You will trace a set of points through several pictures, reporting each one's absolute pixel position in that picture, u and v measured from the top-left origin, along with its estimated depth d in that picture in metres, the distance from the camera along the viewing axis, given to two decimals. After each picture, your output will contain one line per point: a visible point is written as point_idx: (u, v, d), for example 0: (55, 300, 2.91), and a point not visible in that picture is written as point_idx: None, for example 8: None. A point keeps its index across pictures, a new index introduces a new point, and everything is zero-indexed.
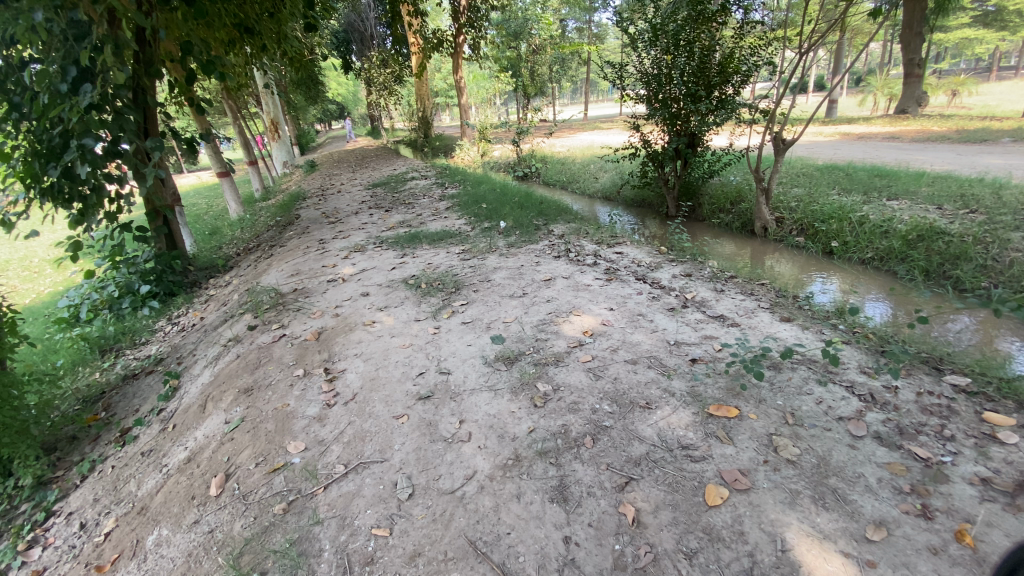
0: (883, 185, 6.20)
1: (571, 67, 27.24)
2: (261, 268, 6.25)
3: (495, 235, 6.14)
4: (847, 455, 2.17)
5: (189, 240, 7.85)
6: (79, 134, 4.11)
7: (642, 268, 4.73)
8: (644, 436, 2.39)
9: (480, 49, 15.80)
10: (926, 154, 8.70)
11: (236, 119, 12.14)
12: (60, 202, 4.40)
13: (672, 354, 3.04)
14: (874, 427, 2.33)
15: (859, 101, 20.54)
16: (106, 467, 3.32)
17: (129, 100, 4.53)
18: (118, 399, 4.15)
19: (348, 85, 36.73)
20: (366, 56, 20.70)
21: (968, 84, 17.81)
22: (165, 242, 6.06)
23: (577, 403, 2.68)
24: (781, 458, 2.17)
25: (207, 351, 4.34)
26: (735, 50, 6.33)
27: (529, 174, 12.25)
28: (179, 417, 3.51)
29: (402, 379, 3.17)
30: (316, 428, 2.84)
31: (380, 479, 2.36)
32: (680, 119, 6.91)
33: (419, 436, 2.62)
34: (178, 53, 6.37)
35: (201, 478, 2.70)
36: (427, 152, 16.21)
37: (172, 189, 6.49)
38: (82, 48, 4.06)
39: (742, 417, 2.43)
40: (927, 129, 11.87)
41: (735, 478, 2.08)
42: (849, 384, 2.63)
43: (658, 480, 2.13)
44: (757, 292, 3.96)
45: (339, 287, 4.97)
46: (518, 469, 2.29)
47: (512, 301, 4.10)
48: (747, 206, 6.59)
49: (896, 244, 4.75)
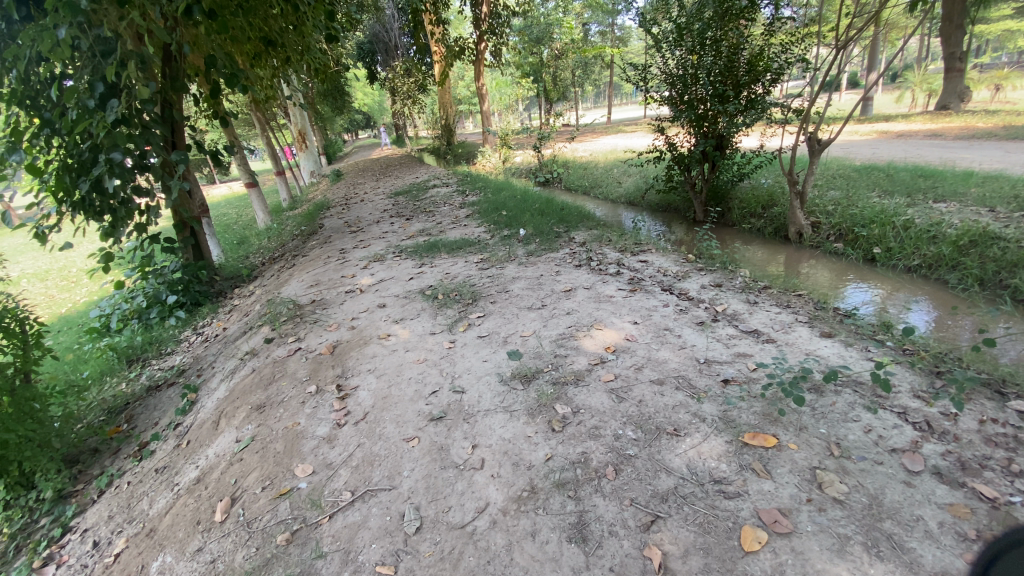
0: (928, 186, 5.82)
1: (594, 72, 27.09)
2: (283, 278, 6.25)
3: (514, 243, 6.00)
4: (902, 494, 1.93)
5: (216, 249, 7.94)
6: (107, 149, 4.09)
7: (668, 277, 4.50)
8: (671, 468, 2.19)
9: (501, 55, 15.75)
10: (971, 152, 8.19)
11: (264, 130, 12.39)
12: (91, 215, 4.42)
13: (702, 373, 2.82)
14: (932, 460, 2.08)
15: (896, 99, 19.72)
16: (123, 483, 3.26)
17: (156, 114, 4.52)
18: (140, 411, 4.13)
19: (373, 95, 37.50)
20: (389, 66, 20.94)
21: (1013, 77, 16.88)
22: (192, 252, 6.11)
23: (599, 428, 2.50)
24: (827, 496, 1.94)
25: (225, 364, 4.30)
26: (766, 47, 6.04)
27: (552, 179, 12.09)
28: (194, 433, 3.45)
29: (415, 398, 3.04)
30: (325, 450, 2.73)
31: (387, 509, 2.22)
32: (707, 121, 6.67)
33: (429, 462, 2.48)
34: (202, 64, 6.40)
35: (208, 501, 2.60)
36: (449, 160, 16.24)
37: (199, 200, 6.57)
38: (107, 64, 4.02)
39: (781, 447, 2.20)
40: (971, 126, 11.24)
41: (774, 519, 1.86)
42: (901, 410, 2.37)
43: (687, 519, 1.93)
44: (793, 304, 3.69)
45: (357, 299, 4.90)
46: (533, 502, 2.12)
47: (531, 313, 3.94)
48: (780, 210, 6.27)
49: (946, 250, 4.40)
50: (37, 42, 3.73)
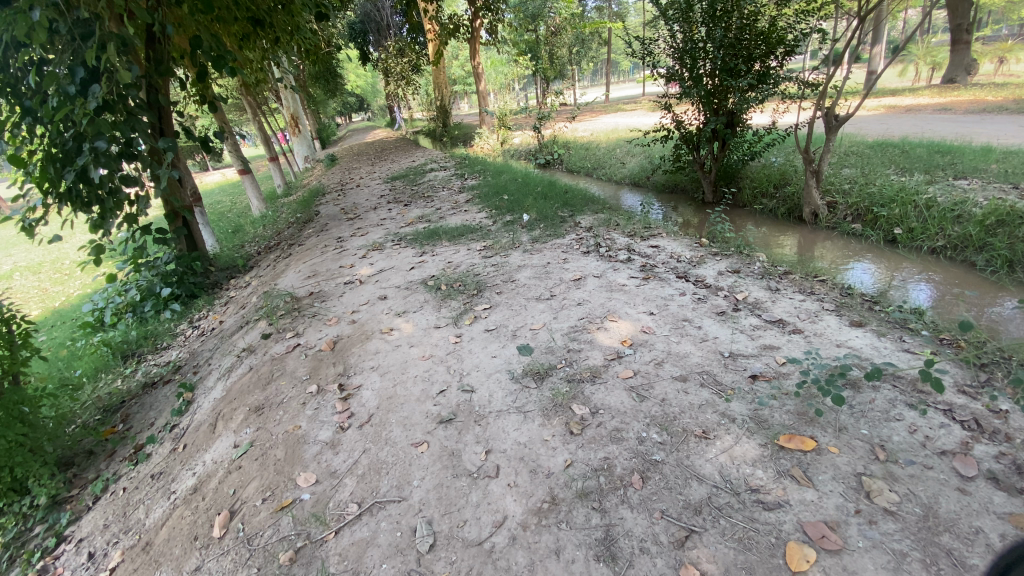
0: (947, 162, 5.59)
1: (591, 49, 26.49)
2: (280, 268, 6.04)
3: (518, 229, 5.78)
4: (957, 503, 1.78)
5: (211, 239, 7.69)
6: (91, 137, 3.77)
7: (682, 263, 4.31)
8: (703, 475, 2.03)
9: (497, 32, 15.28)
10: (985, 126, 7.94)
11: (255, 115, 12.00)
12: (78, 207, 4.13)
13: (728, 369, 2.65)
14: (985, 464, 1.92)
15: (900, 72, 19.24)
16: (119, 488, 3.09)
17: (141, 100, 4.20)
18: (137, 410, 3.93)
19: (365, 76, 36.96)
20: (382, 47, 20.39)
21: (1017, 49, 16.44)
22: (185, 243, 5.86)
23: (621, 431, 2.34)
24: (877, 507, 1.79)
25: (221, 362, 4.08)
26: (779, 18, 5.75)
27: (552, 161, 11.81)
28: (190, 436, 3.26)
29: (422, 398, 2.86)
30: (329, 457, 2.56)
31: (397, 524, 2.06)
32: (717, 97, 6.39)
33: (441, 469, 2.31)
34: (187, 45, 6.04)
35: (206, 514, 2.43)
36: (446, 143, 15.92)
37: (190, 189, 6.31)
38: (88, 48, 3.71)
39: (821, 451, 2.05)
40: (980, 99, 10.92)
41: (822, 534, 1.71)
42: (947, 408, 2.21)
43: (724, 534, 1.78)
44: (817, 291, 3.51)
45: (356, 290, 4.70)
46: (555, 515, 1.97)
47: (539, 304, 3.75)
48: (794, 189, 6.05)
49: (973, 229, 4.20)
50: (13, 26, 3.42)
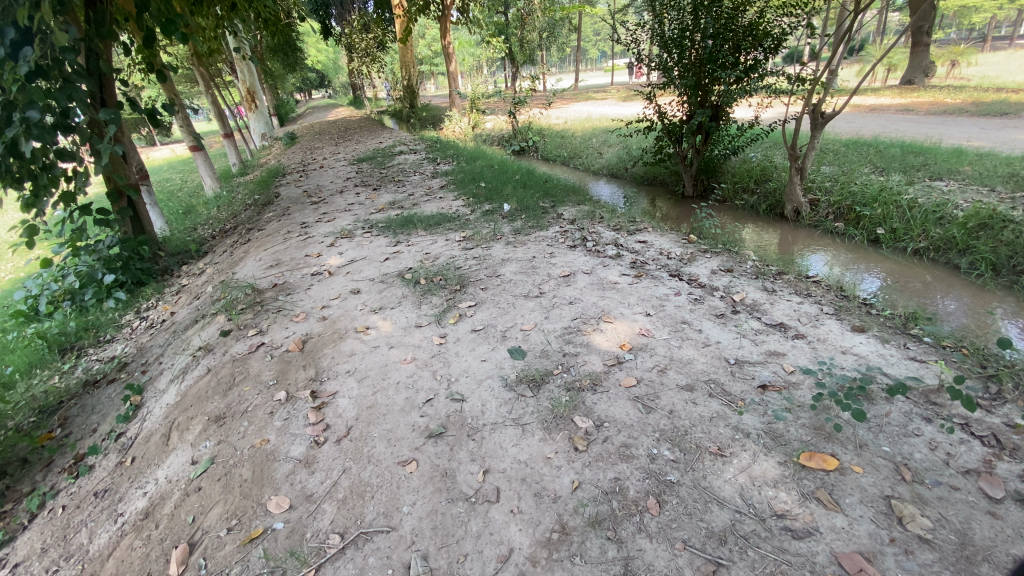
0: (922, 162, 5.69)
1: (562, 35, 26.16)
2: (238, 255, 5.56)
3: (498, 219, 5.52)
4: (991, 528, 1.67)
5: (159, 220, 7.04)
6: (22, 104, 3.20)
7: (672, 260, 4.18)
8: (723, 498, 1.89)
9: (469, 12, 14.69)
10: (949, 128, 8.22)
11: (207, 87, 11.10)
12: (7, 183, 3.53)
13: (735, 377, 2.53)
14: (1011, 484, 1.83)
15: (858, 73, 19.92)
16: (58, 506, 2.69)
17: (81, 66, 3.63)
18: (77, 413, 3.45)
19: (327, 53, 35.38)
20: (345, 21, 19.38)
21: (967, 54, 17.24)
22: (131, 225, 5.29)
23: (629, 448, 2.17)
24: (911, 534, 1.67)
25: (173, 361, 3.63)
26: (765, 11, 5.63)
27: (526, 148, 11.56)
28: (139, 448, 2.86)
29: (407, 408, 2.61)
30: (303, 477, 2.27)
31: (387, 561, 1.82)
32: (703, 89, 6.31)
33: (433, 493, 2.08)
34: (129, 7, 5.38)
35: (161, 546, 2.11)
36: (415, 124, 15.34)
37: (136, 166, 5.73)
38: (19, 4, 3.16)
39: (844, 470, 1.94)
40: (939, 100, 11.35)
41: (859, 567, 1.59)
42: (963, 422, 2.14)
43: (755, 567, 1.63)
44: (814, 293, 3.45)
45: (325, 283, 4.35)
46: (567, 547, 1.78)
47: (528, 303, 3.54)
48: (776, 185, 6.05)
49: (956, 232, 4.25)
50: None
